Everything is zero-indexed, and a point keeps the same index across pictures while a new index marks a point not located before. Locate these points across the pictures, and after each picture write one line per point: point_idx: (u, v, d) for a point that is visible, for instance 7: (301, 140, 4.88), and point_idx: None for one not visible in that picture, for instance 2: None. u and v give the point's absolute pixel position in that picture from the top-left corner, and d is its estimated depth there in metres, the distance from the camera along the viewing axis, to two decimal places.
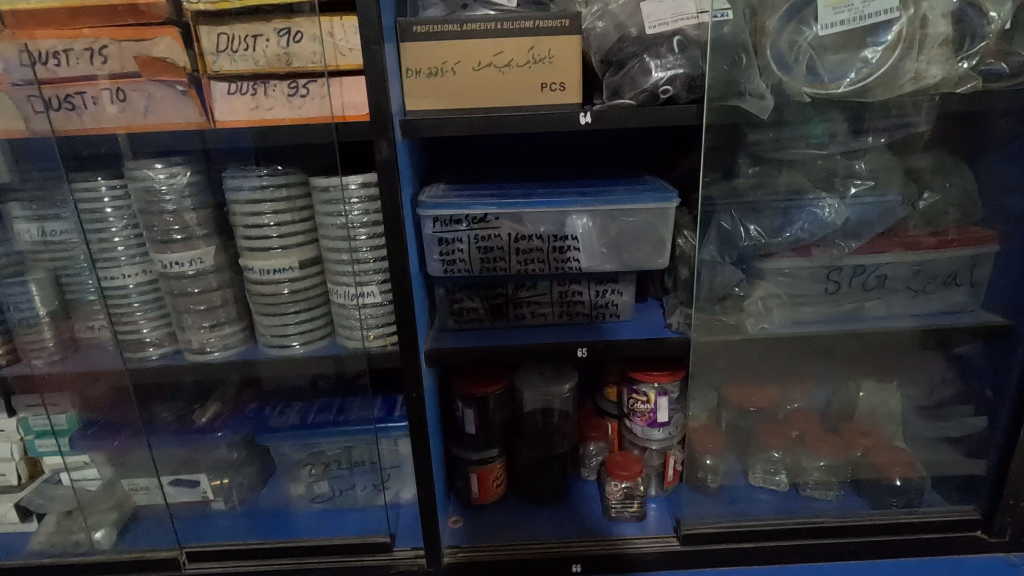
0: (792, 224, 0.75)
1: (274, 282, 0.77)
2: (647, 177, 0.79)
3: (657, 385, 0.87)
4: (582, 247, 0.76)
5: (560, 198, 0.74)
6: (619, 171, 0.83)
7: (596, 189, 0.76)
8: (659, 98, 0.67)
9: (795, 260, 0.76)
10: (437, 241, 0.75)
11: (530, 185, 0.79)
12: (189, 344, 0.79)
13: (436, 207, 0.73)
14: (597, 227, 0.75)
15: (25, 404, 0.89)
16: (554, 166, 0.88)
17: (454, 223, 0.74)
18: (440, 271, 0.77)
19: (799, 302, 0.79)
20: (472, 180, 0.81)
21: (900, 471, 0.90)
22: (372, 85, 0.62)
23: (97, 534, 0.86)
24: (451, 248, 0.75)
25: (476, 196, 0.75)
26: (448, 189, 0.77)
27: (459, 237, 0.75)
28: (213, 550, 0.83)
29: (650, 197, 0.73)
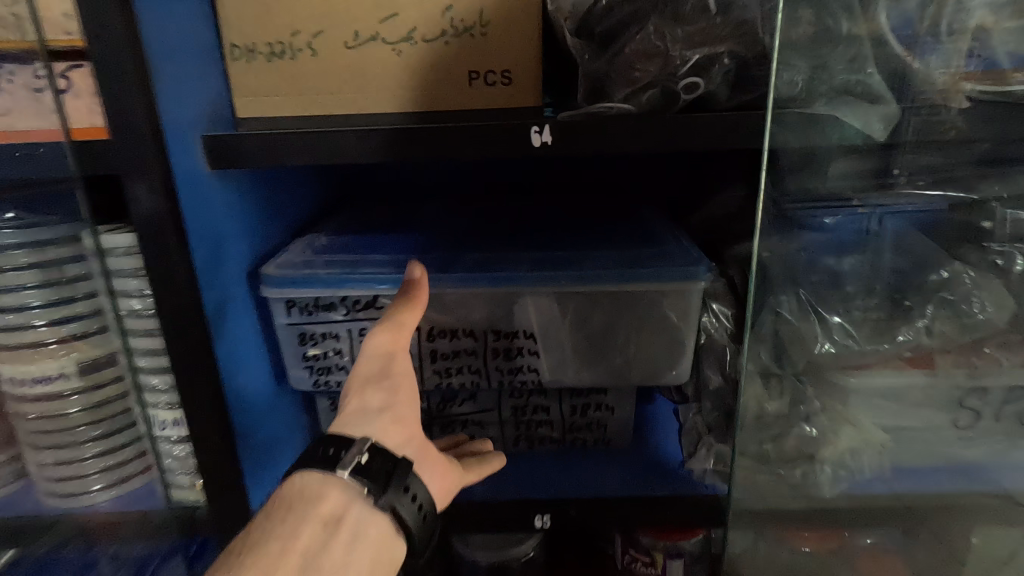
0: (908, 321, 0.44)
1: (42, 397, 0.47)
2: (660, 231, 0.49)
3: (668, 545, 0.56)
4: (543, 350, 0.45)
5: (506, 271, 0.43)
6: (610, 217, 0.52)
7: (570, 252, 0.45)
8: (680, 99, 0.36)
9: (905, 374, 0.45)
10: (297, 338, 0.44)
11: (461, 242, 0.48)
12: None
13: (290, 284, 0.42)
14: (570, 319, 0.44)
15: None
16: (510, 205, 0.56)
17: (324, 309, 0.43)
18: (309, 386, 0.46)
19: (909, 444, 0.47)
20: (372, 231, 0.51)
21: None
22: (103, 70, 0.32)
23: None
24: (324, 349, 0.45)
25: (363, 263, 0.44)
26: (325, 248, 0.47)
27: (333, 332, 0.44)
28: None
29: (664, 269, 0.42)
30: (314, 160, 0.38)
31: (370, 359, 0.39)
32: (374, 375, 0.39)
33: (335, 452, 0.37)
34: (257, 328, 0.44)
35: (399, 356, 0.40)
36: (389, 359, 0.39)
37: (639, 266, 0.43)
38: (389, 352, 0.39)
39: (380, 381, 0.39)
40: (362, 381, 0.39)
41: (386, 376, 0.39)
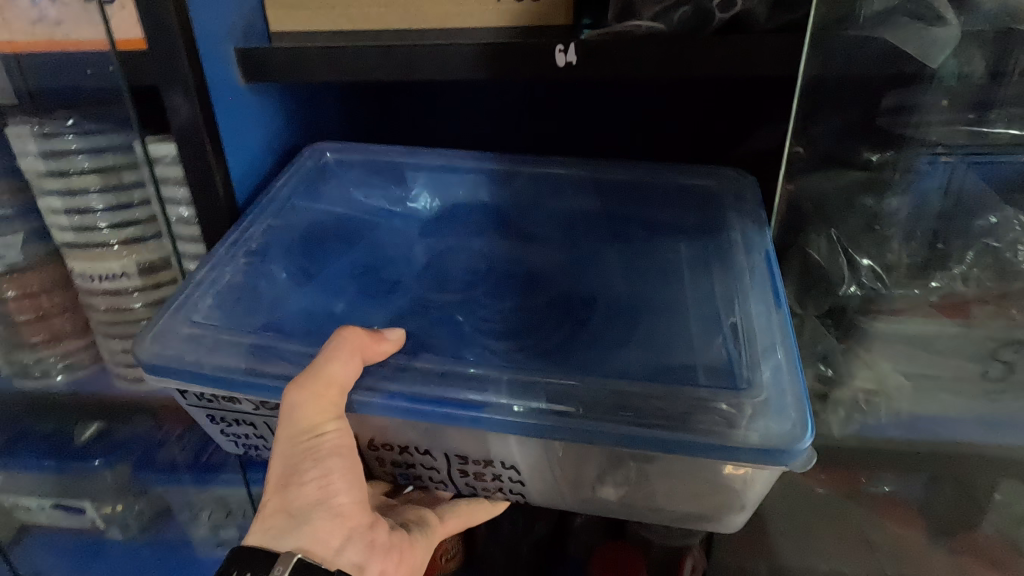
0: (945, 266, 0.43)
1: (111, 293, 0.52)
2: (735, 310, 0.38)
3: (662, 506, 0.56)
4: (529, 479, 0.38)
5: (472, 402, 0.33)
6: (643, 283, 0.42)
7: (581, 375, 0.34)
8: (713, 19, 0.34)
9: (938, 324, 0.44)
10: (208, 415, 0.40)
11: (439, 257, 0.45)
12: (20, 364, 0.58)
13: (174, 376, 0.35)
14: (570, 462, 0.36)
15: None
16: (508, 182, 0.50)
17: (228, 401, 0.37)
18: (238, 448, 0.43)
19: (926, 391, 0.46)
20: (319, 244, 0.44)
21: None
22: None
23: None
24: (241, 428, 0.40)
25: (277, 352, 0.36)
26: (237, 304, 0.39)
27: (244, 418, 0.39)
28: None
29: (741, 432, 0.31)
30: (342, 77, 0.38)
31: (297, 421, 0.34)
32: (297, 432, 0.34)
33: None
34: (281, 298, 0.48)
35: (329, 418, 0.34)
36: (314, 421, 0.34)
37: (696, 424, 0.32)
38: (321, 414, 0.34)
39: (303, 442, 0.35)
40: (290, 434, 0.35)
41: (309, 437, 0.35)
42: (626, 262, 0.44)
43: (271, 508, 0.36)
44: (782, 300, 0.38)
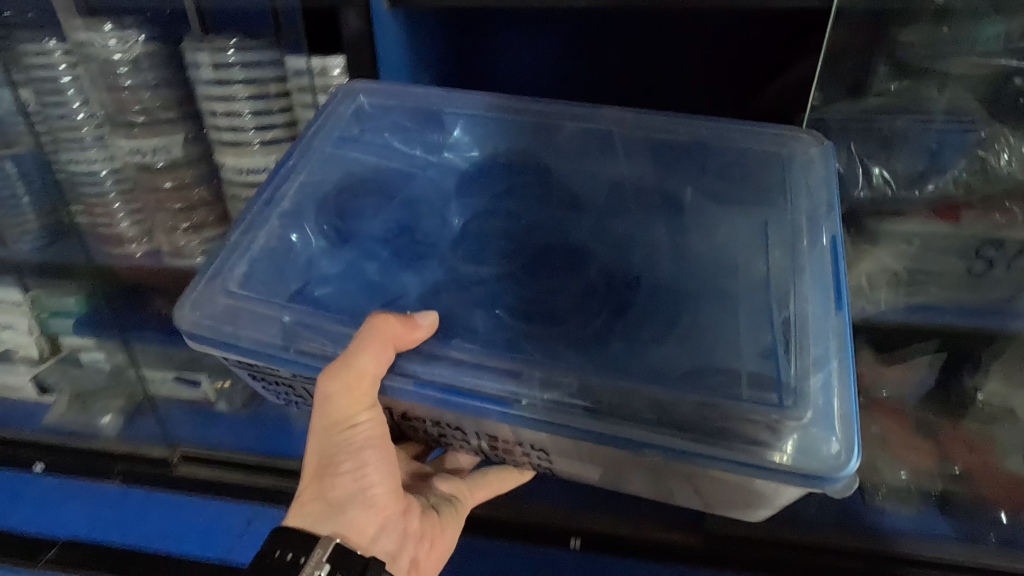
0: (941, 173, 0.53)
1: (252, 184, 0.65)
2: (794, 299, 0.42)
3: None
4: (558, 459, 0.44)
5: (490, 397, 0.39)
6: (691, 267, 0.45)
7: (616, 376, 0.39)
8: None
9: (932, 225, 0.53)
10: (248, 374, 0.47)
11: (471, 221, 0.49)
12: (167, 245, 0.71)
13: (214, 347, 0.42)
14: (595, 455, 0.41)
15: (36, 281, 0.87)
16: (551, 138, 0.54)
17: (264, 369, 0.44)
18: (276, 398, 0.51)
19: (916, 284, 0.57)
20: (353, 193, 0.50)
21: (1004, 501, 0.71)
22: None
23: (105, 419, 0.88)
24: (279, 386, 0.48)
25: (318, 327, 0.42)
26: (280, 281, 0.45)
27: (279, 380, 0.46)
28: (202, 458, 0.81)
29: (777, 462, 0.35)
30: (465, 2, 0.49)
31: (338, 406, 0.40)
32: (336, 412, 0.41)
33: (294, 555, 0.44)
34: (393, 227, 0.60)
35: (363, 404, 0.41)
36: (351, 408, 0.41)
37: (736, 438, 0.36)
38: (357, 400, 0.40)
39: (340, 422, 0.42)
40: (330, 414, 0.42)
41: (345, 420, 0.42)
42: (676, 237, 0.47)
43: (314, 489, 0.46)
44: (844, 302, 0.40)
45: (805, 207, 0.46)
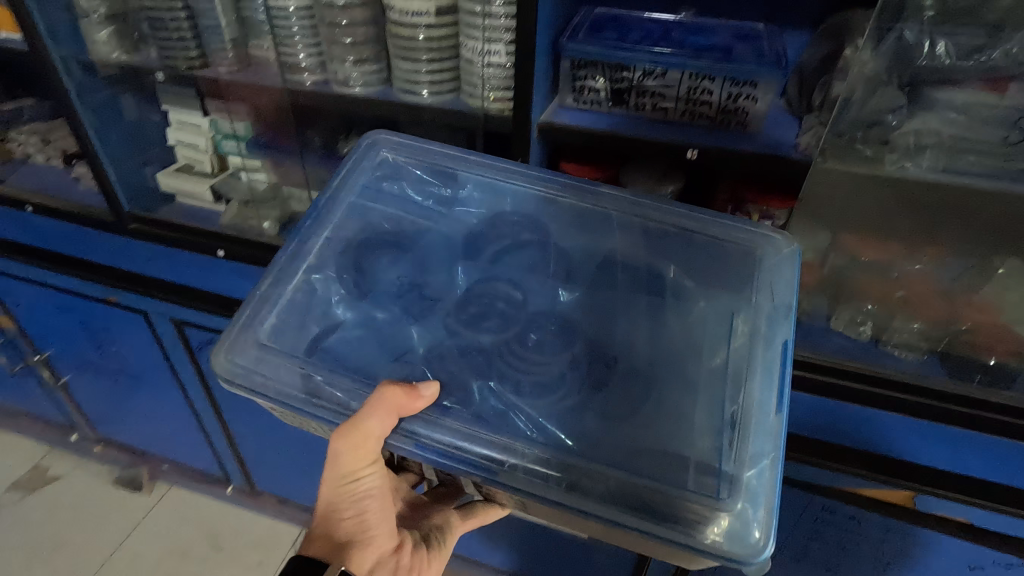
0: (996, 46, 0.64)
1: (411, 26, 0.80)
2: (745, 385, 0.58)
3: (765, 208, 0.84)
4: (525, 508, 0.63)
5: (470, 460, 0.56)
6: (663, 356, 0.63)
7: (590, 458, 0.56)
8: None
9: (979, 94, 0.66)
10: (273, 415, 0.65)
11: (474, 284, 0.71)
12: (336, 76, 0.88)
13: (249, 388, 0.60)
14: (559, 513, 0.58)
15: (215, 108, 1.09)
16: (555, 209, 0.74)
17: (288, 412, 0.62)
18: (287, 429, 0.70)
19: (959, 151, 0.68)
20: (368, 249, 0.71)
21: (998, 353, 0.85)
22: None
23: (267, 224, 1.08)
24: (297, 428, 0.66)
25: (331, 377, 0.60)
26: (302, 342, 0.63)
27: (298, 423, 0.64)
28: None
29: (703, 539, 0.51)
30: None
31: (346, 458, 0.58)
32: (347, 462, 0.58)
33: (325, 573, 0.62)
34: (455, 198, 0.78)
35: (368, 456, 0.58)
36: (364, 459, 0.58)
37: (680, 521, 0.52)
38: (361, 454, 0.57)
39: (352, 467, 0.60)
40: (342, 464, 0.59)
41: (356, 467, 0.60)
42: (652, 313, 0.67)
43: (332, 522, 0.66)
44: (783, 407, 0.55)
45: (766, 309, 0.63)
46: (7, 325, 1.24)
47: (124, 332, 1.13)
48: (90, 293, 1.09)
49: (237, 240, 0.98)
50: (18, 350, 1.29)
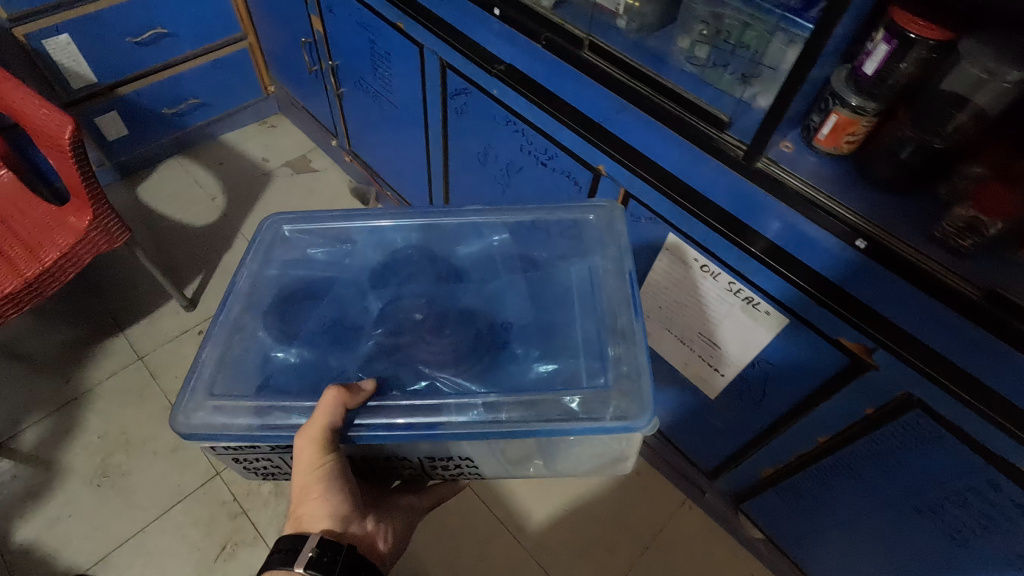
0: None
1: None
2: (614, 317, 0.86)
3: None
4: (481, 463, 0.88)
5: (422, 424, 0.78)
6: (545, 318, 0.92)
7: (498, 396, 0.80)
8: None
9: None
10: (236, 455, 0.85)
11: (385, 305, 0.94)
12: None
13: (209, 438, 0.78)
14: (506, 447, 0.84)
15: None
16: (437, 231, 1.01)
17: (248, 447, 0.81)
18: (244, 469, 0.91)
19: None
20: (293, 300, 0.93)
21: None
22: None
23: None
24: (255, 458, 0.87)
25: (279, 401, 0.80)
26: (250, 384, 0.84)
27: (258, 453, 0.84)
28: (605, 51, 0.90)
29: (605, 418, 0.77)
30: None
31: (305, 458, 0.73)
32: (310, 458, 0.73)
33: (309, 549, 0.70)
34: (408, 231, 1.01)
35: (323, 448, 0.73)
36: (318, 454, 0.73)
37: (594, 411, 0.77)
38: (315, 452, 0.73)
39: (310, 467, 0.74)
40: (307, 460, 0.73)
41: (315, 465, 0.74)
42: (532, 287, 0.96)
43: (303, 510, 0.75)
44: (638, 313, 0.85)
45: (612, 258, 0.92)
46: (318, 29, 1.49)
47: (400, 61, 1.29)
48: (386, 15, 1.22)
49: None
50: (319, 54, 1.56)
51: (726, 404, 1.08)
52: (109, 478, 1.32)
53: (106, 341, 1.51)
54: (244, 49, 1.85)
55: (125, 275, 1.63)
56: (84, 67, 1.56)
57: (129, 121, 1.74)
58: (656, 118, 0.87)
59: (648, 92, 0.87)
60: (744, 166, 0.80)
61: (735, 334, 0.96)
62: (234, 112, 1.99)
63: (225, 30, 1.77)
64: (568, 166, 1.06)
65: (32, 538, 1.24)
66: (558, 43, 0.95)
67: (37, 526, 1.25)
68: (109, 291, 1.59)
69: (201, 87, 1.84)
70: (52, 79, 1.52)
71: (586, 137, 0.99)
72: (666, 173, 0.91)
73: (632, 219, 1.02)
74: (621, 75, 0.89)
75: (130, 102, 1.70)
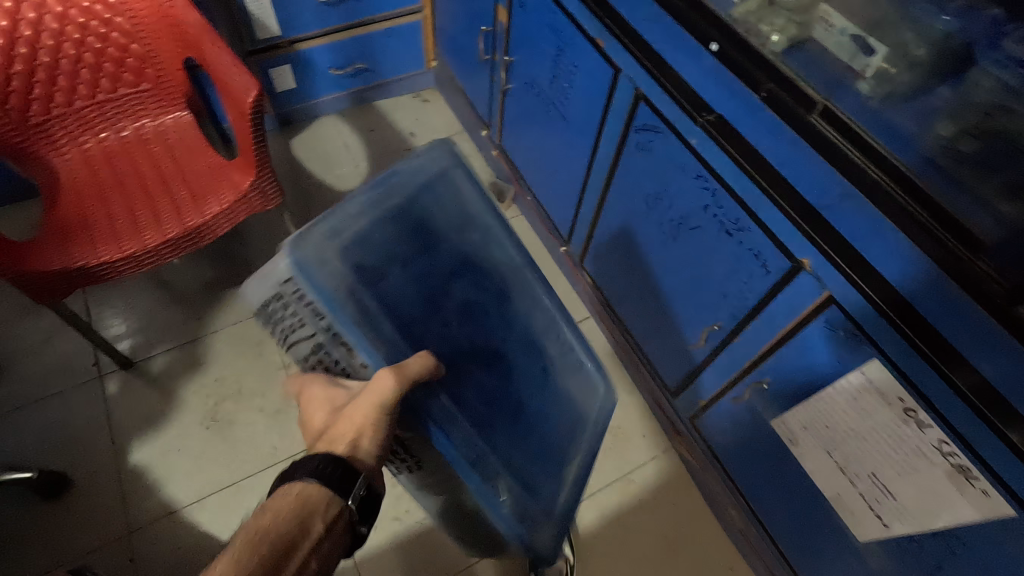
0: None
1: None
2: (571, 465, 0.87)
3: None
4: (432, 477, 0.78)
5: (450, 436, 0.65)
6: (542, 417, 0.86)
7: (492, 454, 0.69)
8: None
9: None
10: (278, 294, 0.63)
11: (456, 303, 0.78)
12: None
13: (295, 271, 0.60)
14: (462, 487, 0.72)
15: None
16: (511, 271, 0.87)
17: (309, 314, 0.62)
18: (252, 298, 0.64)
19: None
20: (419, 234, 0.75)
21: None
22: None
23: (776, 37, 0.91)
24: (298, 298, 0.61)
25: (376, 307, 0.65)
26: (355, 259, 0.65)
27: (304, 316, 0.62)
28: (847, 125, 0.76)
29: (531, 536, 0.75)
30: None
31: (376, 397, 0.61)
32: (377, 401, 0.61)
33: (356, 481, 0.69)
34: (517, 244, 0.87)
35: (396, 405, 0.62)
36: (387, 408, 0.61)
37: (535, 533, 0.76)
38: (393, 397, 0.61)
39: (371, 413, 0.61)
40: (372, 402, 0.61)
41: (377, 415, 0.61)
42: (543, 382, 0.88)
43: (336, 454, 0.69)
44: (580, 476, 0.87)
45: (596, 414, 0.92)
46: (502, 21, 1.41)
47: (586, 76, 1.19)
48: (585, 27, 1.12)
49: (736, 40, 0.86)
50: (496, 45, 1.49)
51: (875, 555, 0.92)
52: (217, 423, 1.37)
53: (239, 287, 1.58)
54: (418, 22, 1.82)
55: (266, 227, 1.69)
56: (273, 20, 1.59)
57: (299, 75, 1.78)
58: (893, 222, 0.72)
59: (891, 184, 0.72)
60: (997, 308, 0.64)
61: (927, 492, 0.79)
62: (394, 82, 1.98)
63: (406, 2, 1.75)
64: (757, 243, 0.92)
65: (143, 462, 1.32)
66: (788, 107, 0.81)
67: (150, 451, 1.33)
68: (251, 239, 1.66)
69: (370, 53, 1.83)
70: (242, 27, 1.56)
71: (796, 223, 0.84)
72: (887, 290, 0.75)
73: (824, 327, 0.86)
74: (857, 155, 0.75)
75: (304, 58, 1.73)
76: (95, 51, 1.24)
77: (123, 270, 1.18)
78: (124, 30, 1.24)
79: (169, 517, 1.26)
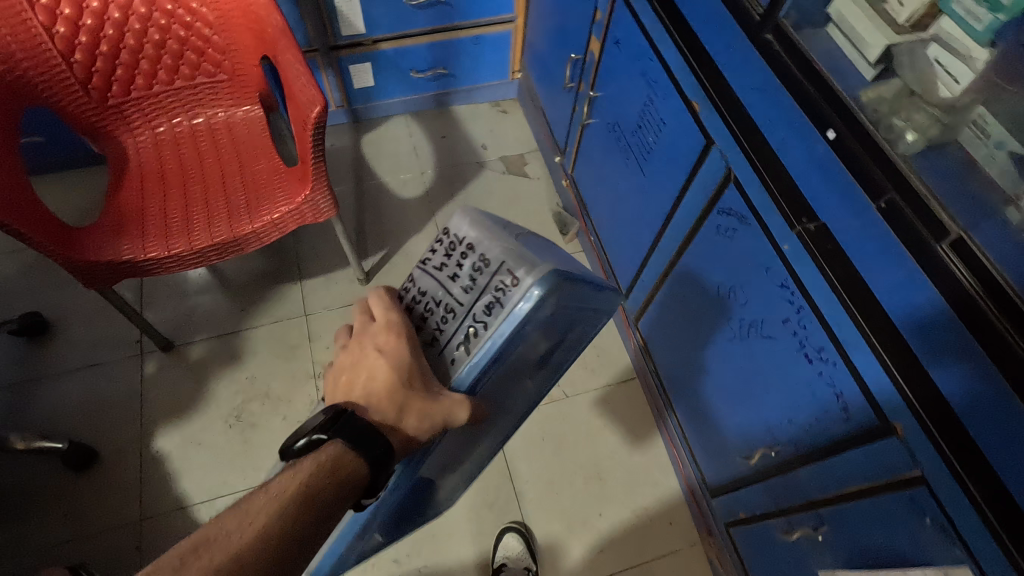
0: None
1: None
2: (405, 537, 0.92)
3: None
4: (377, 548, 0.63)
5: None
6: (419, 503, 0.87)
7: None
8: None
9: None
10: (486, 260, 0.58)
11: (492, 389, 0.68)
12: None
13: (532, 296, 0.54)
14: None
15: None
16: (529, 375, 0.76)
17: (485, 308, 0.57)
18: (461, 229, 0.61)
19: None
20: (536, 354, 0.68)
21: None
22: None
23: (909, 136, 0.74)
24: (490, 281, 0.57)
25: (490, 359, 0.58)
26: (532, 335, 0.59)
27: (478, 292, 0.58)
28: (987, 270, 0.59)
29: None
30: None
31: None
32: None
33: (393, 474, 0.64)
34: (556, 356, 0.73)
35: None
36: None
37: None
38: None
39: None
40: None
41: None
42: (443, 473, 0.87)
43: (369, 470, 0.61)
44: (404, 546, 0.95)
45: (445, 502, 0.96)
46: (593, 50, 1.29)
47: (674, 132, 1.05)
48: (682, 81, 0.99)
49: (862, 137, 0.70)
50: (584, 74, 1.37)
51: None
52: (240, 423, 1.37)
53: (285, 284, 1.57)
54: (508, 31, 1.72)
55: (322, 226, 1.67)
56: (358, 17, 1.53)
57: (379, 73, 1.73)
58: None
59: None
60: None
61: None
62: (474, 88, 1.90)
63: (499, 10, 1.65)
64: (840, 378, 0.78)
65: (166, 449, 1.33)
66: (912, 237, 0.65)
67: (174, 438, 1.35)
68: (305, 236, 1.64)
69: (455, 58, 1.75)
70: (327, 22, 1.52)
71: (894, 375, 0.69)
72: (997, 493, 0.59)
73: (905, 499, 0.71)
74: (990, 306, 0.58)
75: (386, 57, 1.68)
76: (178, 38, 1.23)
77: (167, 266, 1.17)
78: (208, 21, 1.22)
79: (178, 511, 1.27)
